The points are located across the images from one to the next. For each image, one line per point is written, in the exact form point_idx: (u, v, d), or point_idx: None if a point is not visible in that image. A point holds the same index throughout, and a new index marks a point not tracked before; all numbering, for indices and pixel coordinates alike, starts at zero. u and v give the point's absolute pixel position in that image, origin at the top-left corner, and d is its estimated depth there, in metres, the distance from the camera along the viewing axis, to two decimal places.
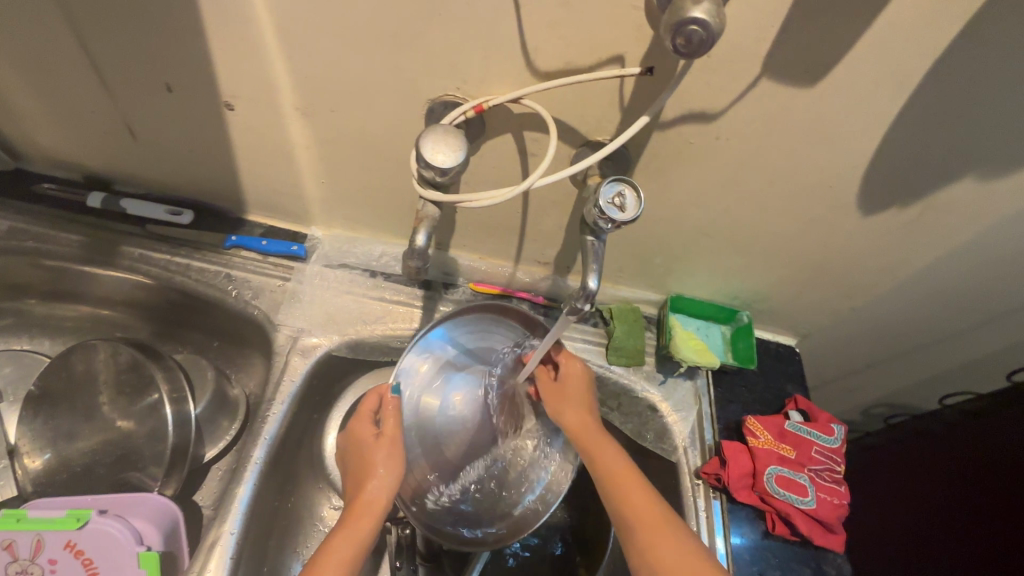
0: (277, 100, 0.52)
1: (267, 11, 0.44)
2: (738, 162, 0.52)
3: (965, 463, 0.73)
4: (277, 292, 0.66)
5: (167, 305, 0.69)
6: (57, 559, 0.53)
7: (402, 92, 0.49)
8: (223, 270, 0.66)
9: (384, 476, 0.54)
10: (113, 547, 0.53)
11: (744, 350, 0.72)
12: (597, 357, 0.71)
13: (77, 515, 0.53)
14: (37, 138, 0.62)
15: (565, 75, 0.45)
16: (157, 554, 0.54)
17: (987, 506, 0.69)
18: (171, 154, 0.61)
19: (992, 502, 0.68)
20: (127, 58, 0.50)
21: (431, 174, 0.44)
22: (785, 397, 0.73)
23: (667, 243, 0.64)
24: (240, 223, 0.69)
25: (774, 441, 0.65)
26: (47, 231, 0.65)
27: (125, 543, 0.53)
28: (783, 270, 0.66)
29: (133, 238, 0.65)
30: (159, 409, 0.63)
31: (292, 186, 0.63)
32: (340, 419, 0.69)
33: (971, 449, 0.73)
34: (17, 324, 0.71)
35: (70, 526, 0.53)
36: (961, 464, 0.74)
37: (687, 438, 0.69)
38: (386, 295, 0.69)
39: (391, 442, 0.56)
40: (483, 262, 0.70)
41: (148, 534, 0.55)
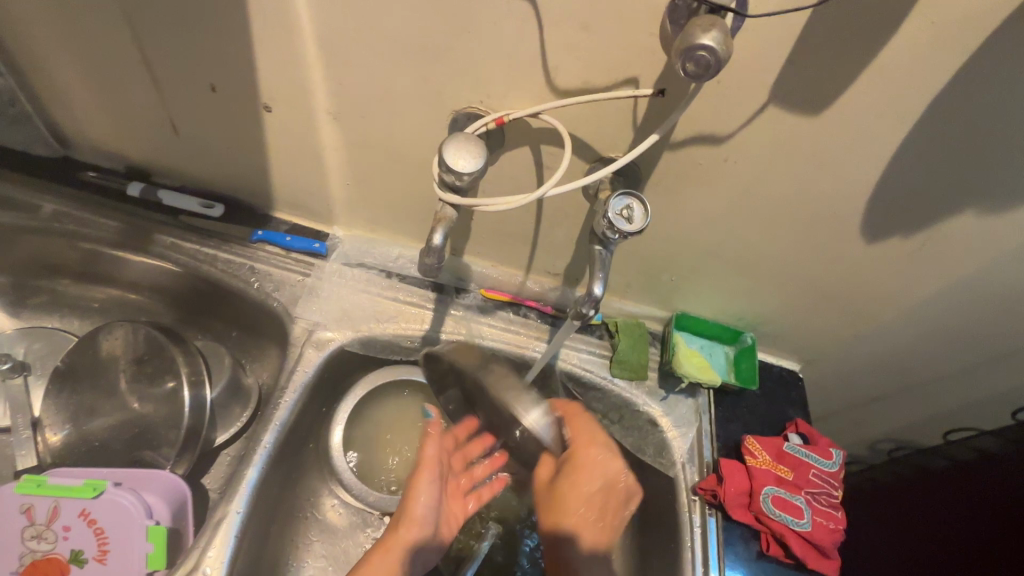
0: (311, 105, 0.56)
1: (310, 21, 0.48)
2: (741, 186, 0.54)
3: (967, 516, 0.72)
4: (297, 287, 0.69)
5: (191, 293, 0.72)
6: (71, 526, 0.55)
7: (429, 102, 0.53)
8: (248, 263, 0.69)
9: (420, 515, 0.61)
10: (125, 519, 0.55)
11: (746, 370, 0.73)
12: (600, 369, 0.74)
13: (94, 485, 0.56)
14: (87, 129, 0.66)
15: (581, 93, 0.48)
16: (165, 529, 0.56)
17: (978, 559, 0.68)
18: (209, 150, 0.65)
19: (985, 556, 0.67)
20: (178, 58, 0.54)
21: (452, 178, 0.46)
22: (786, 420, 0.73)
23: (674, 261, 0.66)
24: (267, 219, 0.73)
25: (772, 462, 0.66)
26: (86, 216, 0.68)
27: (136, 516, 0.55)
28: (788, 293, 0.68)
29: (166, 228, 0.69)
30: (178, 389, 0.66)
31: (320, 187, 0.67)
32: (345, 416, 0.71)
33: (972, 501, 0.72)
34: (52, 303, 0.75)
35: (87, 495, 0.55)
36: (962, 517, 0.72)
37: (685, 454, 0.70)
38: (399, 296, 0.72)
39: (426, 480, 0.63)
40: (495, 270, 0.73)
41: (157, 509, 0.57)
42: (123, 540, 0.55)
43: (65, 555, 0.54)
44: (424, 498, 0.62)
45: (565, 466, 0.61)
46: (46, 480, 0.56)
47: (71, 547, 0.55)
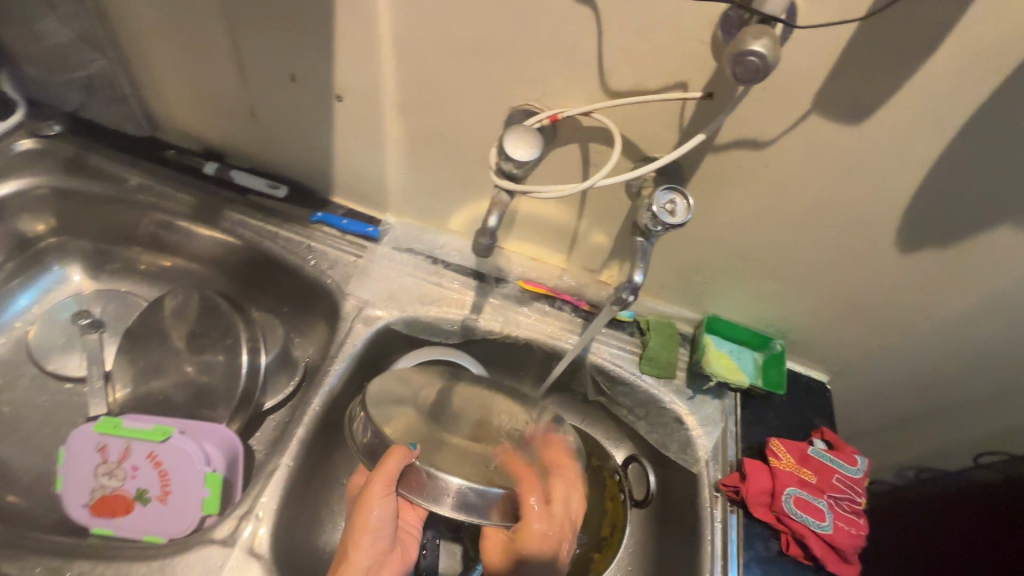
0: (380, 97, 0.61)
1: (389, 20, 0.53)
2: (780, 191, 0.57)
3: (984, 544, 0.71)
4: (350, 267, 0.74)
5: (251, 268, 0.78)
6: (139, 466, 0.60)
7: (489, 98, 0.57)
8: (306, 241, 0.75)
9: (375, 543, 0.56)
10: (186, 464, 0.61)
11: (774, 376, 0.75)
12: (629, 365, 0.76)
13: (162, 430, 0.61)
14: (173, 112, 0.73)
15: (633, 94, 0.52)
16: (221, 477, 0.61)
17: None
18: (281, 135, 0.70)
19: None
20: (265, 49, 0.60)
21: (510, 167, 0.50)
22: (811, 428, 0.74)
23: (709, 263, 0.69)
24: (325, 203, 0.78)
25: (796, 465, 0.67)
26: (165, 190, 0.74)
27: (196, 462, 0.61)
28: (819, 301, 0.69)
29: (235, 205, 0.75)
30: (237, 354, 0.71)
31: (378, 175, 0.72)
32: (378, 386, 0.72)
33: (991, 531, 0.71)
34: (121, 269, 0.80)
35: (156, 439, 0.61)
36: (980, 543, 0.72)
37: (709, 452, 0.71)
38: (443, 281, 0.76)
39: (381, 502, 0.56)
40: (534, 263, 0.77)
41: (215, 458, 0.62)
42: (184, 483, 0.60)
43: (132, 494, 0.60)
44: (379, 510, 0.56)
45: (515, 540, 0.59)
46: (123, 422, 0.62)
47: (137, 486, 0.60)
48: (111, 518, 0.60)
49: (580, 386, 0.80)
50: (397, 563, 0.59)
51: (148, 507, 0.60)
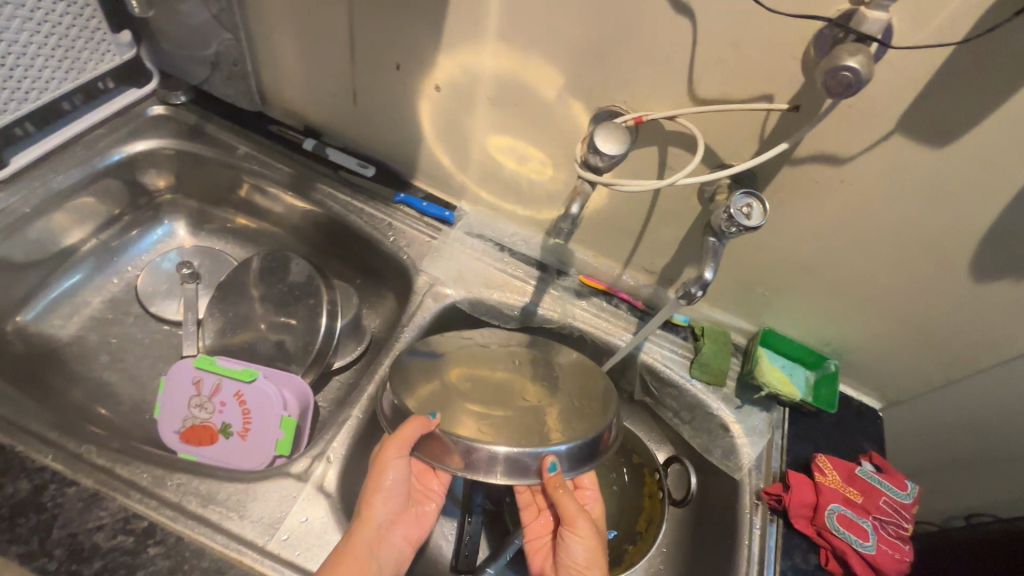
0: (475, 90, 0.66)
1: (497, 19, 0.58)
2: (853, 208, 0.58)
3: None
4: (424, 246, 0.80)
5: (333, 239, 0.84)
6: (227, 402, 0.67)
7: (578, 97, 0.61)
8: (387, 219, 0.81)
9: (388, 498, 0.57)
10: (267, 405, 0.67)
11: (826, 395, 0.75)
12: (679, 368, 0.78)
13: (249, 372, 0.68)
14: (284, 91, 0.80)
15: (718, 103, 0.54)
16: (295, 421, 0.67)
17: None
18: (378, 119, 0.77)
19: None
20: (378, 40, 0.66)
21: (597, 159, 0.53)
22: (859, 452, 0.74)
23: (771, 276, 0.70)
24: (407, 186, 0.84)
25: (841, 482, 0.67)
26: (268, 160, 0.82)
27: (276, 404, 0.67)
28: (880, 325, 0.69)
29: (327, 180, 0.82)
30: (316, 315, 0.77)
31: (460, 163, 0.77)
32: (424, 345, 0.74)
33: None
34: (219, 229, 0.89)
35: (244, 379, 0.68)
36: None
37: (753, 462, 0.72)
38: (508, 269, 0.81)
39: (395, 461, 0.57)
40: (596, 260, 0.80)
41: (291, 404, 0.68)
42: (262, 423, 0.66)
43: (217, 427, 0.67)
44: (394, 472, 0.57)
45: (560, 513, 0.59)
46: (216, 360, 0.69)
47: (222, 421, 0.67)
48: (197, 446, 0.66)
49: (628, 385, 0.83)
50: (411, 526, 0.61)
51: (229, 441, 0.66)
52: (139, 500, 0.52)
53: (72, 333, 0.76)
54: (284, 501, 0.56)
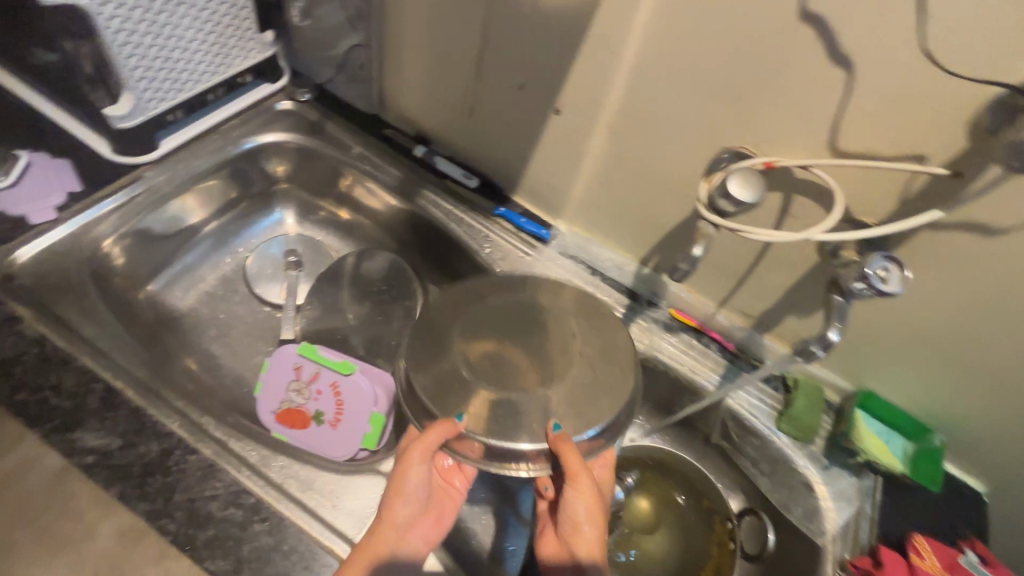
0: (597, 117, 0.66)
1: (635, 52, 0.58)
2: (996, 283, 0.54)
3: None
4: (519, 261, 0.81)
5: (428, 244, 0.87)
6: (322, 391, 0.71)
7: (705, 135, 0.60)
8: (485, 230, 0.83)
9: (407, 500, 0.55)
10: (360, 399, 0.70)
11: (926, 470, 0.70)
12: (766, 418, 0.76)
13: (346, 365, 0.72)
14: (402, 98, 0.84)
15: (861, 157, 0.52)
16: (383, 418, 0.70)
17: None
18: (490, 133, 0.78)
19: None
20: (506, 60, 0.68)
21: (726, 205, 0.53)
22: (959, 537, 0.69)
23: (885, 338, 0.66)
24: (507, 199, 0.85)
25: (940, 569, 0.63)
26: (380, 162, 0.85)
27: (368, 398, 0.70)
28: (1003, 406, 0.64)
29: (432, 186, 0.85)
30: None
31: (565, 184, 0.77)
32: None
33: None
34: (323, 221, 0.93)
35: (341, 370, 0.71)
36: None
37: (838, 529, 0.69)
38: (598, 293, 0.80)
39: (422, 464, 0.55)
40: (691, 295, 0.78)
41: (381, 400, 0.71)
42: (353, 415, 0.69)
43: (311, 413, 0.70)
44: (416, 477, 0.55)
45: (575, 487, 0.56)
46: (318, 350, 0.73)
47: (316, 408, 0.70)
48: (290, 428, 0.70)
49: (706, 427, 0.81)
50: (430, 527, 0.58)
51: (320, 428, 0.69)
52: (247, 476, 0.55)
53: (188, 304, 0.82)
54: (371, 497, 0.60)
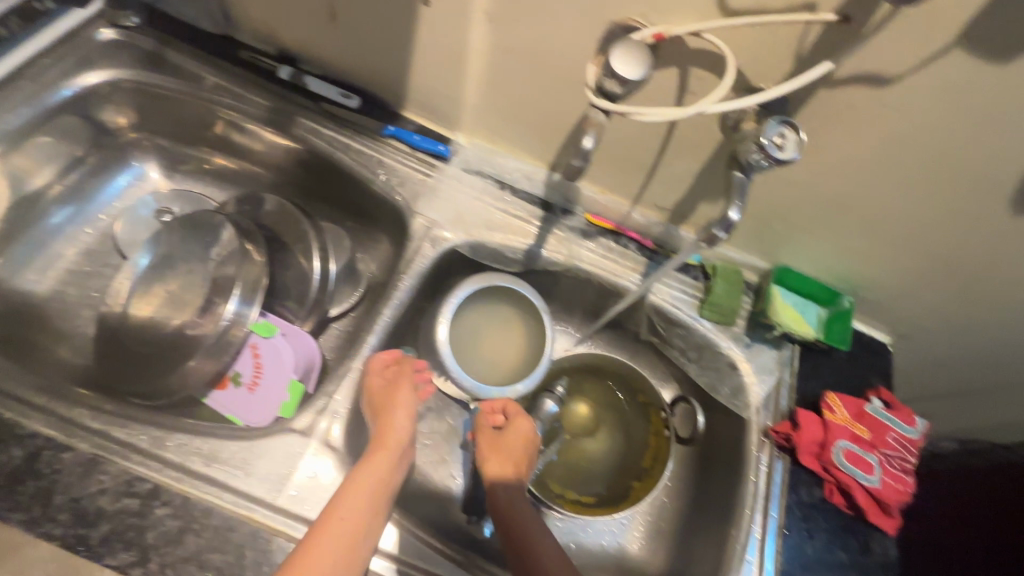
0: (470, 5, 0.58)
1: None
2: (887, 139, 0.53)
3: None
4: (419, 184, 0.74)
5: (320, 180, 0.78)
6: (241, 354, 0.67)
7: (590, 11, 0.53)
8: (377, 155, 0.74)
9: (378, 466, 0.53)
10: (279, 365, 0.66)
11: (839, 332, 0.73)
12: (689, 309, 0.75)
13: (266, 327, 0.67)
14: (251, 10, 0.71)
15: (753, 15, 0.48)
16: (300, 388, 0.66)
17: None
18: (360, 41, 0.68)
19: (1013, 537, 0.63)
20: None
21: (613, 84, 0.47)
22: (868, 387, 0.74)
23: (795, 212, 0.65)
24: (397, 117, 0.77)
25: (849, 420, 0.68)
26: (243, 92, 0.74)
27: (286, 367, 0.66)
28: (905, 262, 0.66)
29: (309, 112, 0.74)
30: (307, 261, 0.72)
31: (456, 90, 0.69)
32: (402, 262, 0.71)
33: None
34: (197, 171, 0.82)
35: (259, 333, 0.67)
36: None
37: (761, 399, 0.72)
38: (509, 208, 0.75)
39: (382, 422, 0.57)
40: (604, 197, 0.75)
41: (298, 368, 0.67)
42: (270, 383, 0.65)
43: (229, 373, 0.66)
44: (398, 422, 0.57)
45: (496, 440, 0.67)
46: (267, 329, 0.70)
47: (234, 369, 0.66)
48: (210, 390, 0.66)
49: (635, 325, 0.81)
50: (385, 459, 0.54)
51: (238, 390, 0.66)
52: (141, 463, 0.52)
53: (49, 287, 0.72)
54: (291, 458, 0.55)
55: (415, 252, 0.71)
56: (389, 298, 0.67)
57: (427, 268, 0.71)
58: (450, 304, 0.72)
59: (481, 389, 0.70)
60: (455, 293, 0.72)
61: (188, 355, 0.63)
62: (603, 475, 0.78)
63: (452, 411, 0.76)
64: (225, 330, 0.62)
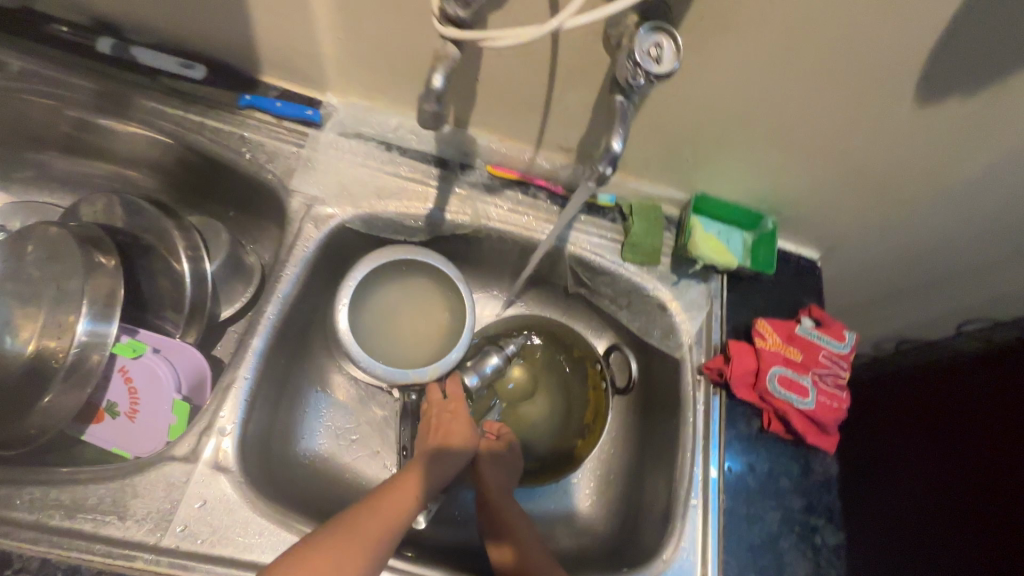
0: None
1: None
2: (779, 40, 0.48)
3: (958, 485, 0.67)
4: (291, 159, 0.65)
5: (182, 168, 0.68)
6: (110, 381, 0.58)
7: None
8: (238, 132, 0.65)
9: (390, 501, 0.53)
10: (157, 386, 0.58)
11: (764, 256, 0.70)
12: (611, 254, 0.70)
13: (134, 346, 0.58)
14: None
15: None
16: (187, 406, 0.59)
17: (985, 572, 0.61)
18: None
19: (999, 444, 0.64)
20: None
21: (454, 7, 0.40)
22: (799, 307, 0.72)
23: (702, 134, 0.60)
24: (254, 84, 0.67)
25: (781, 344, 0.65)
26: (61, 77, 0.63)
27: (167, 387, 0.58)
28: (820, 173, 0.62)
29: (146, 91, 0.63)
30: (176, 264, 0.63)
31: (309, 43, 0.59)
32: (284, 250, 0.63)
33: (967, 464, 0.66)
34: (38, 177, 0.71)
35: (127, 354, 0.58)
36: (957, 487, 0.66)
37: (693, 336, 0.69)
38: (400, 171, 0.68)
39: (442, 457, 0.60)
40: (503, 145, 0.68)
41: (183, 385, 0.60)
42: (151, 408, 0.58)
43: (100, 406, 0.58)
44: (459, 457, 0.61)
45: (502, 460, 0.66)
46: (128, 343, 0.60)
47: (105, 399, 0.58)
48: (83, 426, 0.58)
49: (561, 280, 0.76)
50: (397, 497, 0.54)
51: (115, 422, 0.58)
52: None
53: None
54: (173, 489, 0.50)
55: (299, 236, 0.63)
56: (275, 292, 0.60)
57: (314, 254, 0.63)
58: (349, 287, 0.65)
59: (394, 374, 0.63)
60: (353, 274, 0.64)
61: (40, 392, 0.53)
62: (545, 439, 0.74)
63: (379, 400, 0.71)
64: (82, 355, 0.54)
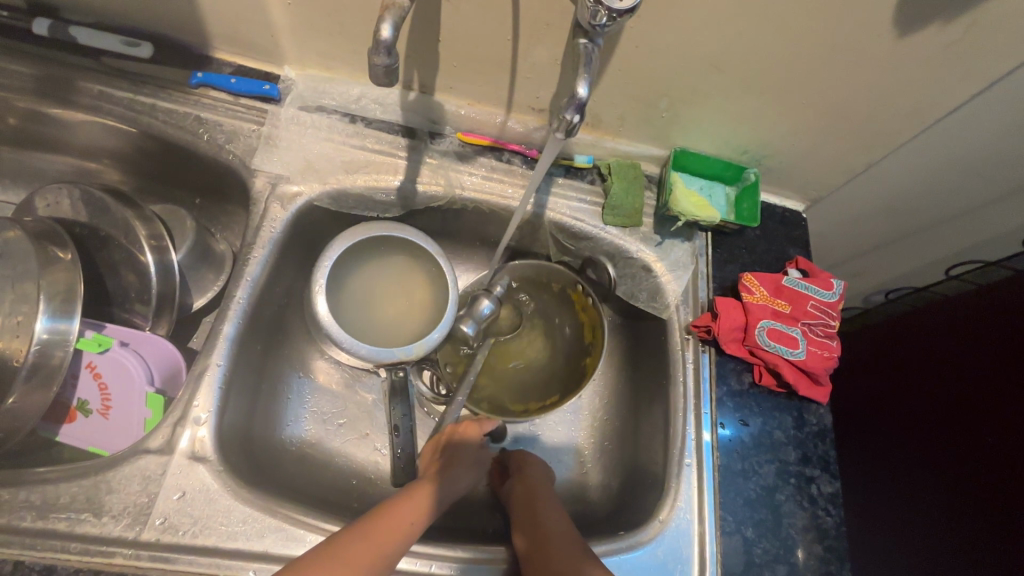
0: None
1: None
2: None
3: (946, 443, 0.66)
4: (252, 137, 0.63)
5: (139, 155, 0.65)
6: (77, 378, 0.56)
7: None
8: (192, 111, 0.62)
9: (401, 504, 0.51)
10: (126, 379, 0.56)
11: (748, 210, 0.68)
12: (592, 218, 0.68)
13: (99, 340, 0.56)
14: None
15: None
16: (162, 398, 0.57)
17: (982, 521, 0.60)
18: None
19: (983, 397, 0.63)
20: None
21: None
22: (786, 259, 0.71)
23: (676, 84, 0.58)
24: (206, 61, 0.63)
25: (769, 297, 0.64)
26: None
27: (137, 379, 0.56)
28: (800, 117, 0.60)
29: (91, 74, 0.60)
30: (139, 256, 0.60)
31: (257, 12, 0.56)
32: (249, 232, 0.60)
33: (956, 419, 0.65)
34: None
35: (91, 349, 0.56)
36: (946, 439, 0.66)
37: (679, 296, 0.67)
38: (367, 143, 0.65)
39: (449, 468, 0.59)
40: (473, 109, 0.65)
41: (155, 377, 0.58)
42: (122, 401, 0.56)
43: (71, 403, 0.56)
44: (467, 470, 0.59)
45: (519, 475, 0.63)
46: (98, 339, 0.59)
47: (75, 397, 0.56)
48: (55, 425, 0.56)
49: (543, 248, 0.74)
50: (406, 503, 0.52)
51: (88, 419, 0.56)
52: None
53: None
54: (150, 483, 0.49)
55: (265, 218, 0.61)
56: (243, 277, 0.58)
57: (283, 235, 0.61)
58: (324, 267, 0.62)
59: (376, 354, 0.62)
60: (326, 253, 0.62)
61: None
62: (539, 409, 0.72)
63: (364, 382, 0.69)
64: (43, 353, 0.51)
